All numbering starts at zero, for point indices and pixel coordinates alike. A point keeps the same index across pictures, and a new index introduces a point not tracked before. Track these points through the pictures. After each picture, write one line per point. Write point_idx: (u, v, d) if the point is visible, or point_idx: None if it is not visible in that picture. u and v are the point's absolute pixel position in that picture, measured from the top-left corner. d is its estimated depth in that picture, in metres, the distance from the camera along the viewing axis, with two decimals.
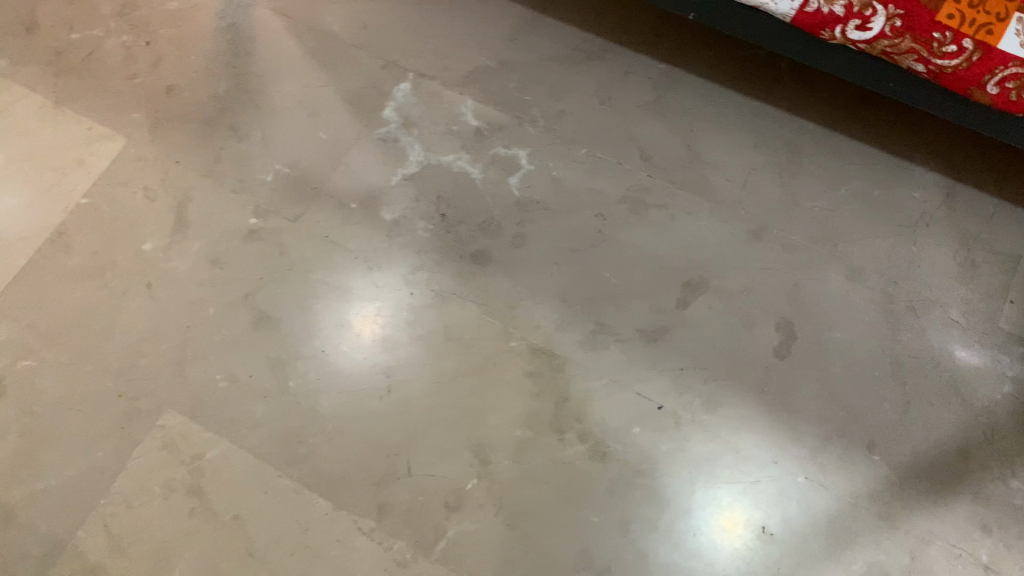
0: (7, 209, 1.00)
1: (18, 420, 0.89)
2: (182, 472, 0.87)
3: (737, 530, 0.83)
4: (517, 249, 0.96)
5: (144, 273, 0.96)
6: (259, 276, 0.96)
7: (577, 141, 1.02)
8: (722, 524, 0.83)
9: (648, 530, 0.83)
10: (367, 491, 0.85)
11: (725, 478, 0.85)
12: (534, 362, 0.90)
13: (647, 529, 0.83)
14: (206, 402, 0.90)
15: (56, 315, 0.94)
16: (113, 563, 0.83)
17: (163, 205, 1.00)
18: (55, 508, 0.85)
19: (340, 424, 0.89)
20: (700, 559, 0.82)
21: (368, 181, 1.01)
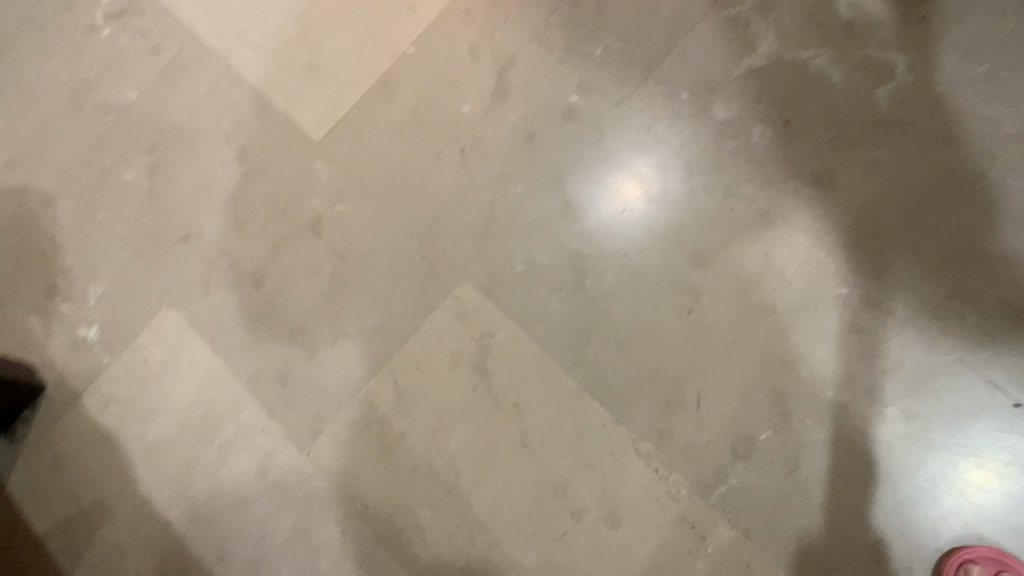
0: (341, 49, 1.01)
1: (330, 262, 0.93)
2: (469, 348, 0.87)
3: None
4: (871, 179, 0.81)
5: (458, 137, 0.94)
6: (571, 159, 0.90)
7: (978, 53, 0.82)
8: None
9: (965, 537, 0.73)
10: (650, 413, 0.80)
11: None
12: (865, 316, 0.78)
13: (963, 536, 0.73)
14: (501, 283, 0.88)
15: (373, 166, 0.95)
16: (397, 420, 0.87)
17: (486, 66, 0.95)
18: (353, 356, 0.90)
19: (631, 336, 0.83)
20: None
21: (706, 69, 0.89)
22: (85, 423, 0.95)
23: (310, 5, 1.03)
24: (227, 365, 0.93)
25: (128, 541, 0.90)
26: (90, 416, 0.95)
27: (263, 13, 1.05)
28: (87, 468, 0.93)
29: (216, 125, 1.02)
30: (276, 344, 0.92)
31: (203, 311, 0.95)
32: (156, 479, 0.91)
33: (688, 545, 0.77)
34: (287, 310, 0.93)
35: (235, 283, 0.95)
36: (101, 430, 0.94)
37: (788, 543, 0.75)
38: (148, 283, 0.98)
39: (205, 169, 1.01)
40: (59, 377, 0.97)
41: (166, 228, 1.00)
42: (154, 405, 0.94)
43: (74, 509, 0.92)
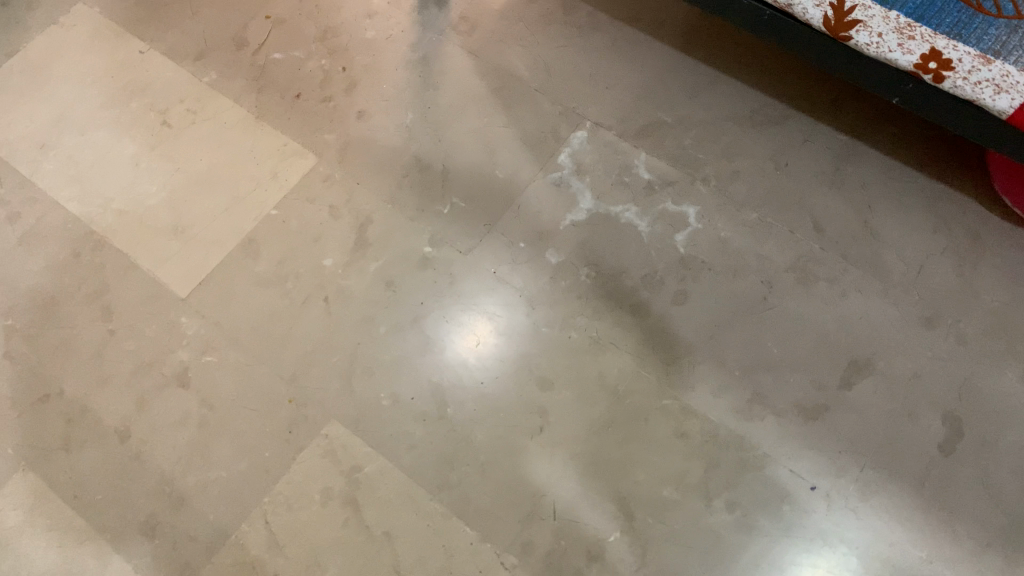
0: (206, 212, 1.08)
1: (198, 412, 0.96)
2: (340, 483, 0.92)
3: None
4: (678, 307, 0.97)
5: (322, 288, 1.03)
6: (427, 304, 1.01)
7: (750, 205, 1.02)
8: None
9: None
10: (513, 526, 0.88)
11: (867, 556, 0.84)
12: (686, 423, 0.91)
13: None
14: (369, 419, 0.95)
15: (241, 318, 1.01)
16: (271, 560, 0.89)
17: (345, 226, 1.06)
18: (226, 500, 0.92)
19: (491, 456, 0.92)
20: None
21: (537, 222, 1.04)
22: None
23: (174, 175, 1.11)
24: (89, 524, 0.92)
25: None
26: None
27: (127, 182, 1.11)
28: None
29: (80, 286, 1.05)
30: (143, 496, 0.93)
31: (64, 471, 0.95)
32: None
33: None
34: (155, 462, 0.94)
35: (99, 439, 0.96)
36: None
37: None
38: (2, 446, 0.97)
39: (67, 330, 1.02)
40: None
41: (23, 390, 0.99)
42: (5, 575, 0.90)
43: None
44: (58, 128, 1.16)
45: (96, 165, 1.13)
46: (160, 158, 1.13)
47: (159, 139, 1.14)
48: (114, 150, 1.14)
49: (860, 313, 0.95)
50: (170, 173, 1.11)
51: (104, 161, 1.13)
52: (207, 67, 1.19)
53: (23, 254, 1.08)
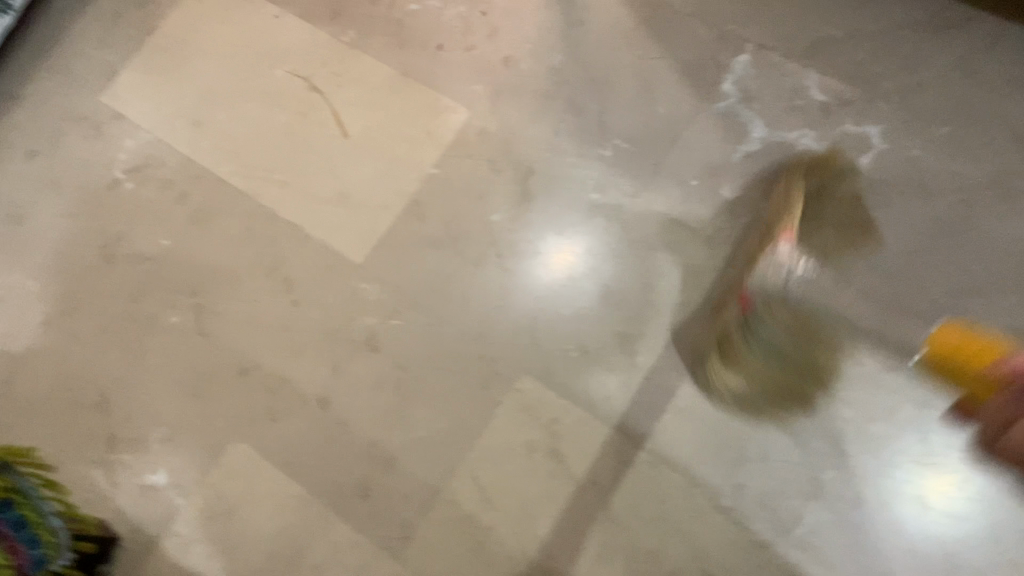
0: (368, 177, 1.08)
1: (391, 376, 0.99)
2: (542, 437, 0.93)
3: None
4: (868, 236, 0.94)
5: (496, 244, 1.02)
6: (604, 251, 1.00)
7: (937, 119, 0.96)
8: None
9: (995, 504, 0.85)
10: (722, 470, 0.89)
11: None
12: (892, 357, 0.90)
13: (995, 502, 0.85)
14: (561, 370, 0.96)
15: (418, 280, 1.02)
16: (485, 513, 0.92)
17: (509, 178, 1.05)
18: (432, 460, 0.95)
19: (690, 401, 0.92)
20: None
21: (707, 157, 1.00)
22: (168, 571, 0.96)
23: (330, 141, 1.11)
24: (307, 488, 0.96)
25: None
26: (172, 561, 0.96)
27: (285, 153, 1.12)
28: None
29: (256, 260, 1.07)
30: (353, 460, 0.96)
31: (274, 440, 0.99)
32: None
33: None
34: (359, 426, 0.97)
35: (302, 408, 0.99)
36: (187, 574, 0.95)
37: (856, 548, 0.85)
38: (210, 421, 1.01)
39: (252, 304, 1.05)
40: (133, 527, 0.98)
41: (221, 366, 1.03)
42: (236, 540, 0.96)
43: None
44: (208, 104, 1.17)
45: (252, 139, 1.14)
46: (313, 125, 1.13)
47: (308, 106, 1.14)
48: (266, 121, 1.14)
49: None
50: (325, 140, 1.11)
51: (259, 134, 1.14)
52: (345, 26, 1.17)
53: (196, 232, 1.10)
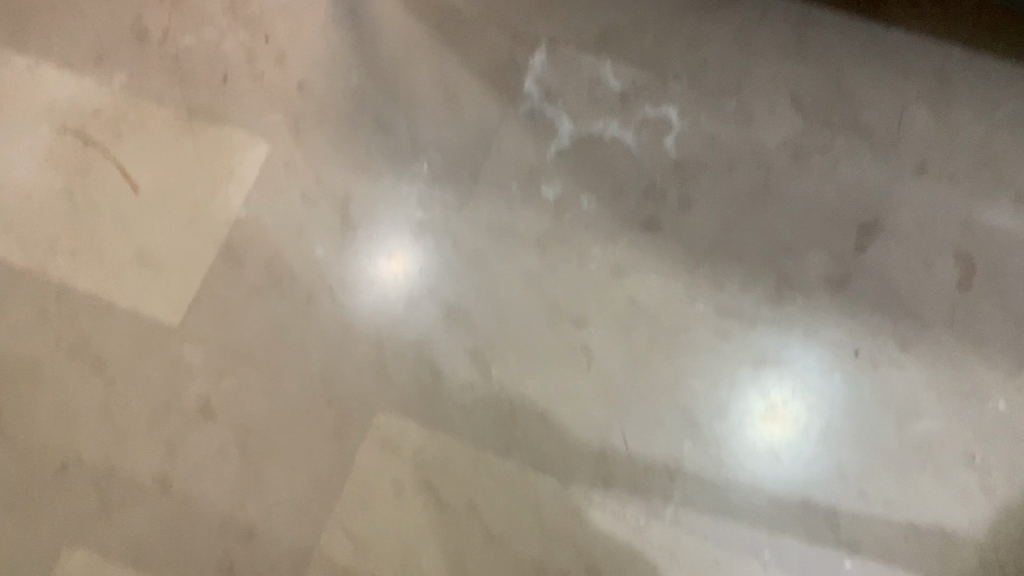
0: (170, 230, 1.00)
1: (236, 441, 0.92)
2: (407, 470, 0.90)
3: (912, 418, 0.91)
4: (683, 212, 0.98)
5: (324, 280, 0.97)
6: (438, 269, 0.97)
7: (725, 93, 1.01)
8: (900, 415, 0.91)
9: (836, 440, 0.90)
10: (590, 467, 0.90)
11: (909, 400, 0.91)
12: (725, 322, 0.94)
13: (836, 439, 0.90)
14: (415, 398, 0.93)
15: (247, 332, 0.96)
16: (362, 563, 0.88)
17: (325, 209, 1.00)
18: (296, 520, 0.89)
19: (548, 405, 0.92)
20: (878, 442, 0.90)
21: (521, 159, 1.00)
22: None
23: (119, 197, 1.01)
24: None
25: None
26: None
27: (68, 218, 1.01)
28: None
29: (56, 343, 0.96)
30: (209, 539, 0.89)
31: (114, 539, 0.89)
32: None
33: (665, 565, 0.87)
34: (210, 502, 0.90)
35: (141, 496, 0.90)
36: None
37: (722, 512, 0.88)
38: (34, 532, 0.90)
39: (60, 394, 0.94)
40: None
41: (37, 469, 0.91)
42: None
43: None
44: None
45: (27, 209, 1.01)
46: (96, 183, 1.02)
47: (86, 162, 1.03)
48: (40, 187, 1.02)
49: (856, 177, 0.98)
50: (113, 197, 1.01)
51: (34, 203, 1.01)
52: (113, 69, 1.06)
53: None
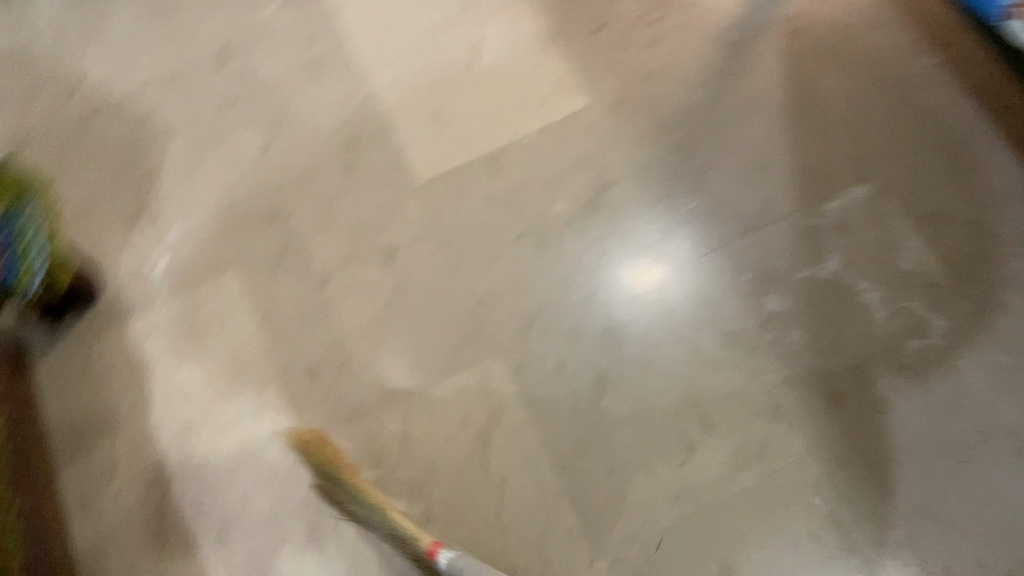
0: (469, 107, 1.09)
1: (389, 294, 1.01)
2: (482, 420, 0.96)
3: None
4: (873, 414, 0.91)
5: (543, 228, 1.02)
6: (632, 291, 0.99)
7: (1001, 346, 0.93)
8: None
9: None
10: (614, 538, 0.91)
11: None
12: (823, 529, 0.89)
13: None
14: (532, 373, 0.97)
15: (460, 223, 1.03)
16: (398, 456, 0.96)
17: (588, 176, 1.04)
18: (381, 384, 0.98)
19: (624, 465, 0.93)
20: None
21: (773, 259, 0.98)
22: (114, 347, 1.01)
23: (456, 54, 1.11)
24: (268, 344, 1.01)
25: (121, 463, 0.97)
26: (125, 338, 1.02)
27: (411, 43, 1.12)
28: (103, 387, 1.00)
29: (334, 126, 1.09)
30: (317, 345, 1.00)
31: (263, 288, 1.03)
32: (162, 421, 0.99)
33: None
34: (338, 319, 1.01)
35: (302, 275, 1.03)
36: (132, 358, 1.01)
37: None
38: (221, 241, 1.05)
39: (310, 162, 1.08)
40: (107, 294, 1.03)
41: (258, 198, 1.06)
42: (187, 352, 1.01)
43: (81, 420, 0.99)
44: None
45: (394, 14, 1.14)
46: (450, 32, 1.12)
47: (455, 11, 1.13)
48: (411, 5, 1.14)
49: None
50: (453, 52, 1.12)
51: (400, 13, 1.14)
52: None
53: (299, 70, 1.12)
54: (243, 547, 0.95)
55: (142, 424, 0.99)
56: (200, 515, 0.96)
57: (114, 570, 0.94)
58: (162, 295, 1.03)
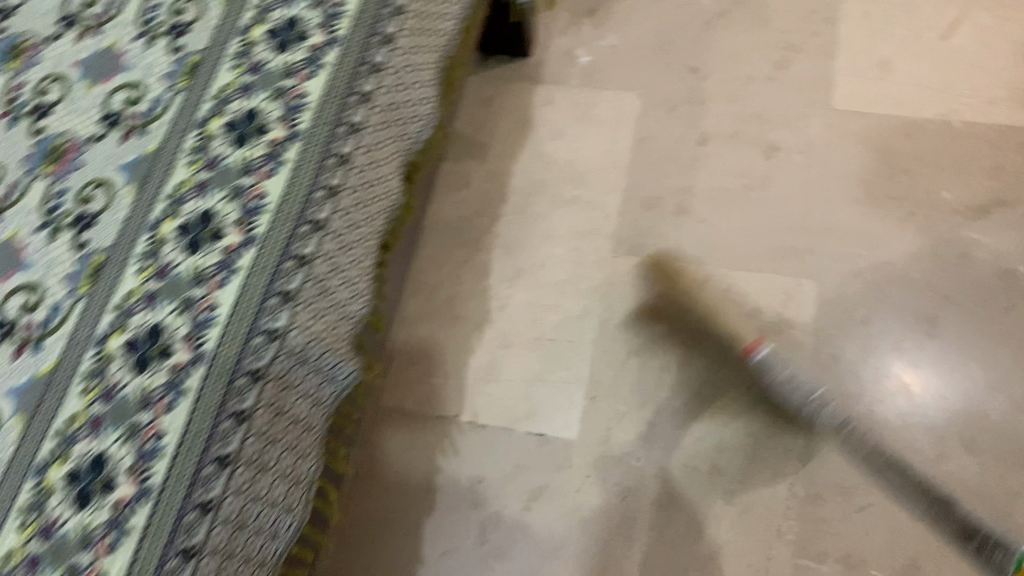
0: (915, 77, 1.14)
1: (752, 178, 1.10)
2: (771, 316, 1.01)
3: None
4: None
5: (918, 205, 1.05)
6: (970, 298, 0.99)
7: None
8: None
9: None
10: (826, 481, 0.93)
11: None
12: None
13: None
14: (836, 307, 1.01)
15: (848, 160, 1.09)
16: (683, 299, 1.04)
17: (990, 187, 1.05)
18: (703, 240, 1.07)
19: (875, 428, 0.94)
20: None
21: None
22: (524, 97, 1.21)
23: (930, 33, 1.17)
24: (631, 160, 1.14)
25: (479, 176, 1.16)
26: (530, 96, 1.21)
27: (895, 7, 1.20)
28: (494, 121, 1.20)
29: (788, 34, 1.20)
30: (671, 182, 1.11)
31: (651, 119, 1.16)
32: (523, 167, 1.16)
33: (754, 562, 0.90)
34: (698, 173, 1.11)
35: (689, 126, 1.15)
36: (532, 112, 1.19)
37: None
38: (646, 67, 1.20)
39: (750, 49, 1.19)
40: (541, 60, 1.23)
41: (687, 55, 1.20)
42: (569, 132, 1.17)
43: (467, 134, 1.19)
44: None
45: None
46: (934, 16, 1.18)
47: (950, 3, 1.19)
48: None
49: None
50: (926, 30, 1.17)
51: None
52: None
53: None
54: (520, 288, 1.08)
55: (504, 162, 1.16)
56: (507, 247, 1.11)
57: (424, 243, 1.13)
58: (574, 82, 1.21)
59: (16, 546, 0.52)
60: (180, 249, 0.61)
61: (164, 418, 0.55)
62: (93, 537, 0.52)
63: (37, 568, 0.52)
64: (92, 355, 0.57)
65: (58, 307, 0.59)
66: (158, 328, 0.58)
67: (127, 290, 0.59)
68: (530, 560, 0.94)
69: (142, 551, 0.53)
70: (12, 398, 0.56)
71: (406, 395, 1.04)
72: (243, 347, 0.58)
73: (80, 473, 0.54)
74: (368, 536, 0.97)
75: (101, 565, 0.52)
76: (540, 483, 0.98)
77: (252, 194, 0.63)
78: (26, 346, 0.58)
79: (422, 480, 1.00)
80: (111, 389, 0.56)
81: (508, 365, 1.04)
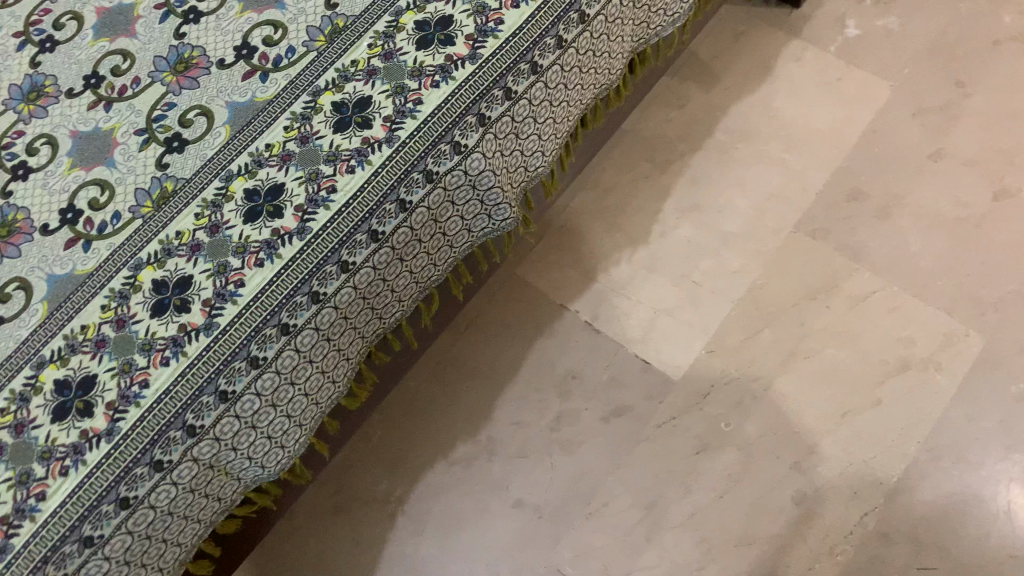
0: None
1: (970, 213, 1.02)
2: (924, 353, 0.96)
3: None
4: None
5: None
6: None
7: None
8: None
9: None
10: (903, 526, 0.89)
11: None
12: None
13: None
14: (996, 373, 0.94)
15: None
16: (842, 300, 1.00)
17: None
18: (890, 252, 1.02)
19: (975, 502, 0.90)
20: None
21: None
22: (775, 45, 1.16)
23: None
24: (853, 146, 1.08)
25: (697, 102, 1.14)
26: (780, 46, 1.16)
27: None
28: (735, 57, 1.16)
29: None
30: (883, 184, 1.05)
31: (894, 114, 1.09)
32: (743, 111, 1.12)
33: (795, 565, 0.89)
34: (916, 186, 1.05)
35: (930, 136, 1.07)
36: (776, 62, 1.15)
37: None
38: (912, 61, 1.12)
39: None
40: (808, 17, 1.18)
41: (962, 65, 1.11)
42: (803, 95, 1.12)
43: (702, 60, 1.16)
44: None
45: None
46: None
47: None
48: None
49: None
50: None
51: None
52: None
53: None
54: (687, 223, 1.07)
55: (727, 99, 1.13)
56: (693, 179, 1.09)
57: (617, 143, 1.13)
58: (831, 50, 1.15)
59: (188, 230, 0.59)
60: (411, 42, 0.63)
61: (341, 178, 0.59)
62: (247, 249, 0.58)
63: (197, 254, 0.59)
64: (305, 100, 0.63)
65: (294, 49, 0.65)
66: (366, 101, 0.62)
67: (354, 58, 0.63)
68: (590, 465, 0.96)
69: (278, 279, 0.58)
70: (232, 109, 0.64)
71: (541, 272, 1.07)
72: (428, 148, 0.61)
73: (258, 193, 0.60)
74: (454, 377, 1.02)
75: (243, 274, 0.58)
76: (627, 403, 0.99)
77: (492, 16, 0.63)
78: (257, 72, 0.65)
79: (523, 352, 1.03)
80: (309, 136, 0.61)
81: (646, 286, 1.05)
